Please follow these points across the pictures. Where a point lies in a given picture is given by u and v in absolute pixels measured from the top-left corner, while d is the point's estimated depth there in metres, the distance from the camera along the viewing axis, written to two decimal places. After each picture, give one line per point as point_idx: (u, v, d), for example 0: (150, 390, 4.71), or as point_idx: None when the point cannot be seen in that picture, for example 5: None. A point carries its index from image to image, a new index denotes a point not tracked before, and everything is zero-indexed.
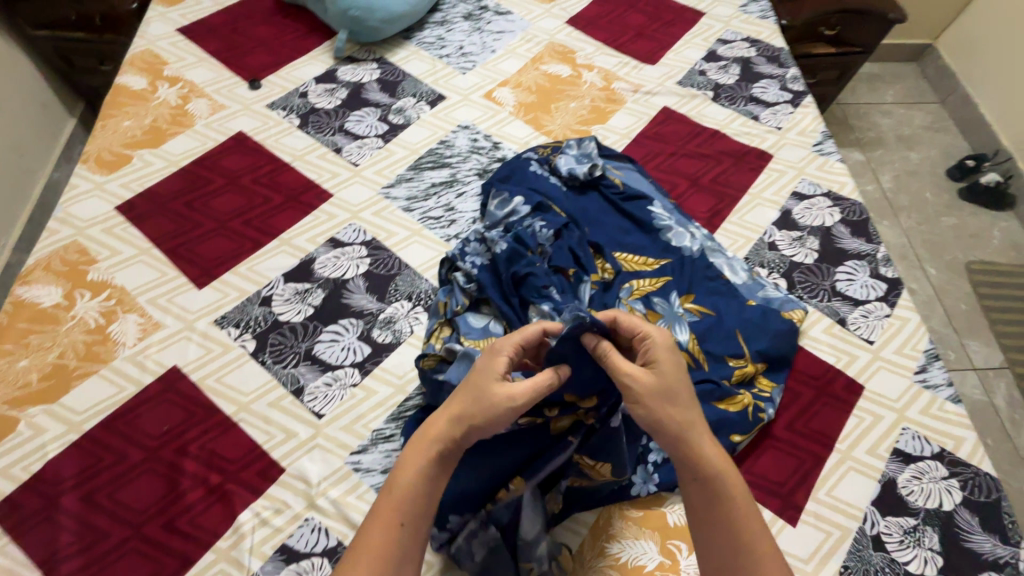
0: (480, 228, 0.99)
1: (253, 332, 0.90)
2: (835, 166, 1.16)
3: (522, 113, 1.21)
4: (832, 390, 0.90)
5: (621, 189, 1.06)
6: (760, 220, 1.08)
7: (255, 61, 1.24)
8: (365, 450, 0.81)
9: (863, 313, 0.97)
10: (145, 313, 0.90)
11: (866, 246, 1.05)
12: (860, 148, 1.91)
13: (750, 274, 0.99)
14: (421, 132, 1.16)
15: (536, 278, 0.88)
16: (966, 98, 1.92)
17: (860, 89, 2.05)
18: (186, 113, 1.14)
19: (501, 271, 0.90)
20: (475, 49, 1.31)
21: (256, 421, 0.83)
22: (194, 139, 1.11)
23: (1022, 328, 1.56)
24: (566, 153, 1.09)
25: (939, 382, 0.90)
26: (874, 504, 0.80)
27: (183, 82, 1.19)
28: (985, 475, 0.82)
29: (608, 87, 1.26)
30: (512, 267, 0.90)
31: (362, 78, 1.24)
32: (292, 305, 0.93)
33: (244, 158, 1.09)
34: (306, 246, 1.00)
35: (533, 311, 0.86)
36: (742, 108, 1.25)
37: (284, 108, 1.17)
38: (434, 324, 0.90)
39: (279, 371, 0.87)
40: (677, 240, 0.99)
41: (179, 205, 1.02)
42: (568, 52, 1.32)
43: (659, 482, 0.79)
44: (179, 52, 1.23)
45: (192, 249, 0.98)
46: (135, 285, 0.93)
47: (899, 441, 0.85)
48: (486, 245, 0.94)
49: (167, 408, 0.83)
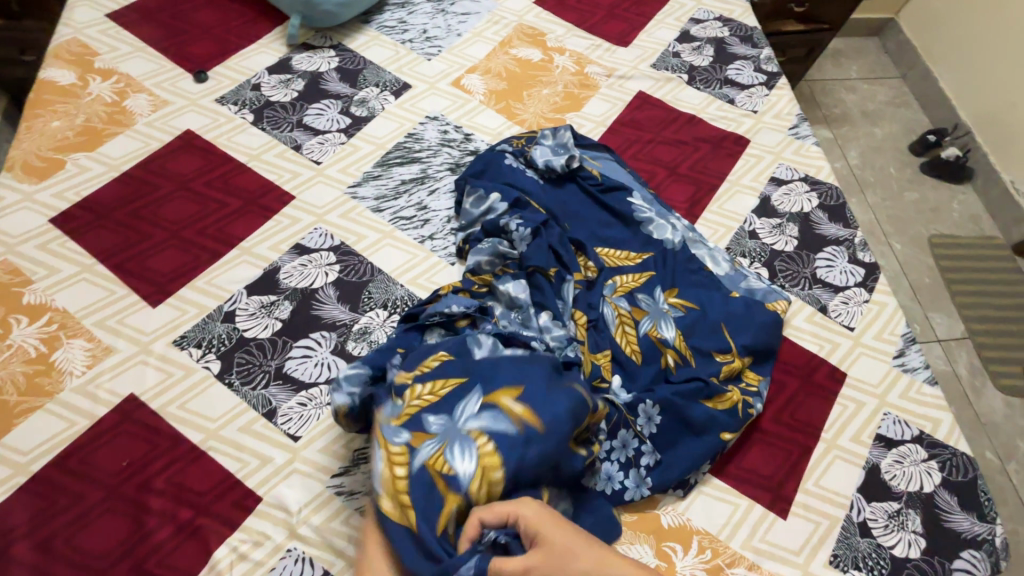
0: (475, 233, 0.95)
1: (217, 352, 0.84)
2: (811, 150, 1.14)
3: (493, 101, 1.15)
4: (815, 380, 0.90)
5: (599, 180, 1.03)
6: (739, 208, 1.06)
7: (199, 50, 1.13)
8: (347, 472, 0.77)
9: (843, 300, 0.97)
10: (93, 337, 0.82)
11: (843, 231, 1.04)
12: (827, 125, 1.92)
13: (732, 264, 0.98)
14: (388, 126, 1.09)
15: (538, 295, 0.88)
16: (926, 73, 1.95)
17: (825, 66, 2.06)
18: (124, 110, 1.03)
19: (500, 292, 0.86)
20: (440, 32, 1.23)
21: (226, 448, 0.77)
22: (136, 139, 1.01)
23: (980, 298, 1.63)
24: (542, 144, 1.05)
25: (917, 365, 0.92)
26: (859, 491, 0.82)
27: (118, 75, 1.07)
28: (961, 455, 0.85)
29: (581, 71, 1.22)
30: (507, 286, 0.87)
31: (319, 67, 1.15)
32: (258, 320, 0.87)
33: (193, 160, 1.00)
34: (270, 254, 0.93)
35: (545, 316, 0.86)
36: (717, 91, 1.22)
37: (235, 103, 1.08)
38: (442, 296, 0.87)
39: (248, 393, 0.81)
40: (659, 233, 0.98)
41: (126, 214, 0.93)
42: (538, 35, 1.26)
43: (652, 485, 0.78)
44: (111, 41, 1.11)
45: (143, 262, 0.89)
46: (80, 307, 0.84)
47: (881, 427, 0.86)
48: (496, 253, 0.91)
49: (127, 440, 0.76)
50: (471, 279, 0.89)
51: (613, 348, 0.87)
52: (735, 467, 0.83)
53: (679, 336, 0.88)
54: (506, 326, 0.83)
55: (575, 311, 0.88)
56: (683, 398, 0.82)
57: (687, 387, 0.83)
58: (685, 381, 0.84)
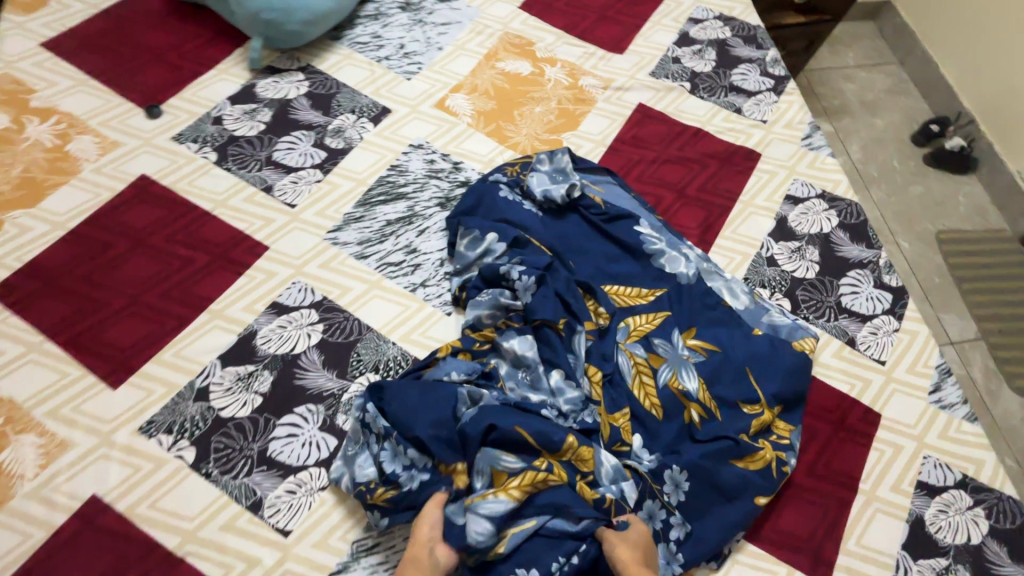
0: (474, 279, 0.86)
1: (190, 437, 0.74)
2: (827, 161, 1.06)
3: (482, 123, 1.05)
4: (849, 424, 0.84)
5: (603, 208, 0.94)
6: (755, 232, 0.98)
7: (150, 80, 1.01)
8: (346, 569, 0.69)
9: (872, 331, 0.90)
10: (45, 431, 0.72)
11: (867, 253, 0.97)
12: (827, 118, 1.85)
13: (753, 295, 0.90)
14: (368, 157, 0.99)
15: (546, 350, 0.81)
16: (925, 58, 1.88)
17: (822, 54, 1.97)
18: (68, 156, 0.92)
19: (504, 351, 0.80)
20: (419, 46, 1.12)
21: (207, 552, 0.68)
22: (83, 190, 0.89)
23: (992, 296, 1.58)
24: (538, 171, 0.96)
25: (955, 400, 0.86)
26: (904, 548, 0.76)
27: (59, 115, 0.95)
28: (1008, 499, 0.79)
29: (575, 84, 1.12)
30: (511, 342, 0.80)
31: (287, 93, 1.04)
32: (235, 396, 0.77)
33: (151, 210, 0.89)
34: (244, 316, 0.83)
35: (556, 374, 0.79)
36: (722, 99, 1.13)
37: (195, 140, 0.96)
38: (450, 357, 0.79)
39: (229, 483, 0.72)
40: (672, 266, 0.89)
41: (77, 279, 0.83)
42: (526, 44, 1.16)
43: (684, 562, 0.71)
44: (48, 74, 0.99)
45: (99, 335, 0.79)
46: (29, 395, 0.74)
47: (922, 472, 0.80)
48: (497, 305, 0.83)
49: (92, 551, 0.67)
50: (471, 336, 0.82)
51: (631, 404, 0.79)
52: (771, 528, 0.77)
53: (702, 386, 0.80)
54: (513, 390, 0.78)
55: (588, 366, 0.80)
56: (712, 460, 0.75)
57: (716, 447, 0.76)
58: (713, 440, 0.76)
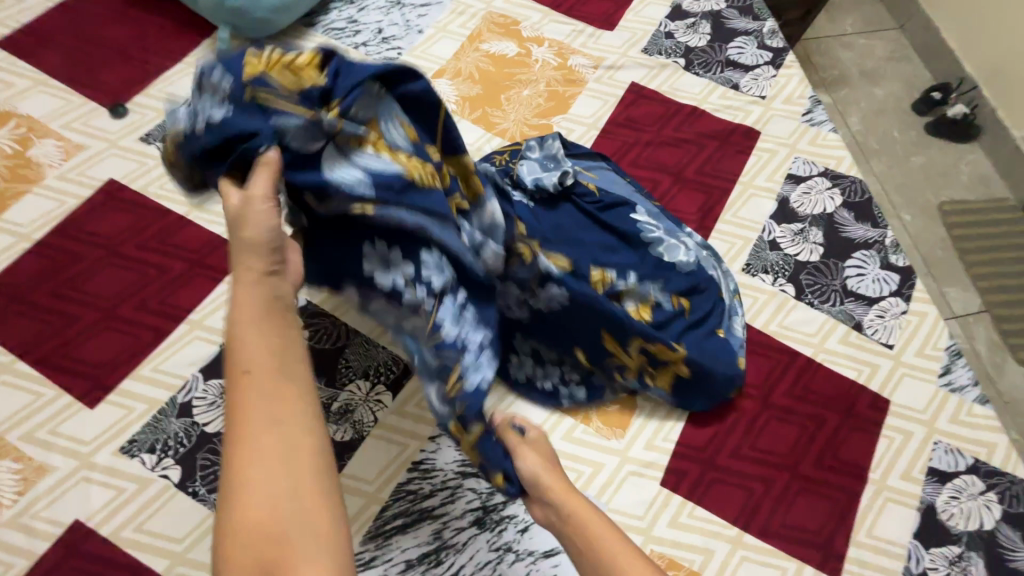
0: None
1: (174, 456, 0.71)
2: (829, 137, 1.02)
3: (467, 110, 1.00)
4: (857, 412, 0.81)
5: (597, 196, 0.84)
6: (756, 215, 0.94)
7: (114, 78, 0.95)
8: None
9: (879, 314, 0.87)
10: (21, 456, 0.69)
11: (872, 232, 0.94)
12: (825, 89, 1.79)
13: (734, 295, 0.86)
14: None
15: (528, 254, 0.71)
16: (925, 23, 1.81)
17: (819, 22, 1.90)
18: (29, 162, 0.87)
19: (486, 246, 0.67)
20: (398, 30, 1.06)
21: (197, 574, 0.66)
22: (47, 198, 0.85)
23: (997, 267, 1.54)
24: (526, 157, 0.87)
25: (965, 383, 0.83)
26: (916, 537, 0.74)
27: (18, 118, 0.90)
28: (1020, 482, 0.77)
29: (564, 64, 1.06)
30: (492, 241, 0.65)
31: None
32: (220, 410, 0.74)
33: (120, 217, 0.85)
34: (225, 326, 0.79)
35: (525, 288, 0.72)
36: (718, 75, 1.08)
37: (164, 140, 0.91)
38: (407, 167, 0.56)
39: (217, 502, 0.69)
40: (672, 255, 0.81)
41: (46, 294, 0.79)
42: (511, 24, 1.10)
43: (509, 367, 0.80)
44: (5, 75, 0.93)
45: (73, 353, 0.76)
46: (3, 418, 0.71)
47: (933, 459, 0.78)
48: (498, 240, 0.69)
49: None
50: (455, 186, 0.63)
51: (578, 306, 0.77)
52: (778, 523, 0.75)
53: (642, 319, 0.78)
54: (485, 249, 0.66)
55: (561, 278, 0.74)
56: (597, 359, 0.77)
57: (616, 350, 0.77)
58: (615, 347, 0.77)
